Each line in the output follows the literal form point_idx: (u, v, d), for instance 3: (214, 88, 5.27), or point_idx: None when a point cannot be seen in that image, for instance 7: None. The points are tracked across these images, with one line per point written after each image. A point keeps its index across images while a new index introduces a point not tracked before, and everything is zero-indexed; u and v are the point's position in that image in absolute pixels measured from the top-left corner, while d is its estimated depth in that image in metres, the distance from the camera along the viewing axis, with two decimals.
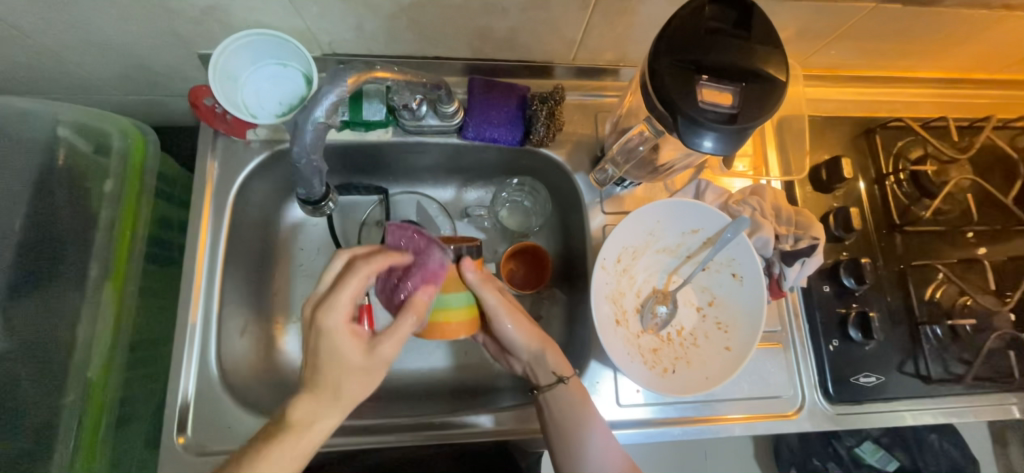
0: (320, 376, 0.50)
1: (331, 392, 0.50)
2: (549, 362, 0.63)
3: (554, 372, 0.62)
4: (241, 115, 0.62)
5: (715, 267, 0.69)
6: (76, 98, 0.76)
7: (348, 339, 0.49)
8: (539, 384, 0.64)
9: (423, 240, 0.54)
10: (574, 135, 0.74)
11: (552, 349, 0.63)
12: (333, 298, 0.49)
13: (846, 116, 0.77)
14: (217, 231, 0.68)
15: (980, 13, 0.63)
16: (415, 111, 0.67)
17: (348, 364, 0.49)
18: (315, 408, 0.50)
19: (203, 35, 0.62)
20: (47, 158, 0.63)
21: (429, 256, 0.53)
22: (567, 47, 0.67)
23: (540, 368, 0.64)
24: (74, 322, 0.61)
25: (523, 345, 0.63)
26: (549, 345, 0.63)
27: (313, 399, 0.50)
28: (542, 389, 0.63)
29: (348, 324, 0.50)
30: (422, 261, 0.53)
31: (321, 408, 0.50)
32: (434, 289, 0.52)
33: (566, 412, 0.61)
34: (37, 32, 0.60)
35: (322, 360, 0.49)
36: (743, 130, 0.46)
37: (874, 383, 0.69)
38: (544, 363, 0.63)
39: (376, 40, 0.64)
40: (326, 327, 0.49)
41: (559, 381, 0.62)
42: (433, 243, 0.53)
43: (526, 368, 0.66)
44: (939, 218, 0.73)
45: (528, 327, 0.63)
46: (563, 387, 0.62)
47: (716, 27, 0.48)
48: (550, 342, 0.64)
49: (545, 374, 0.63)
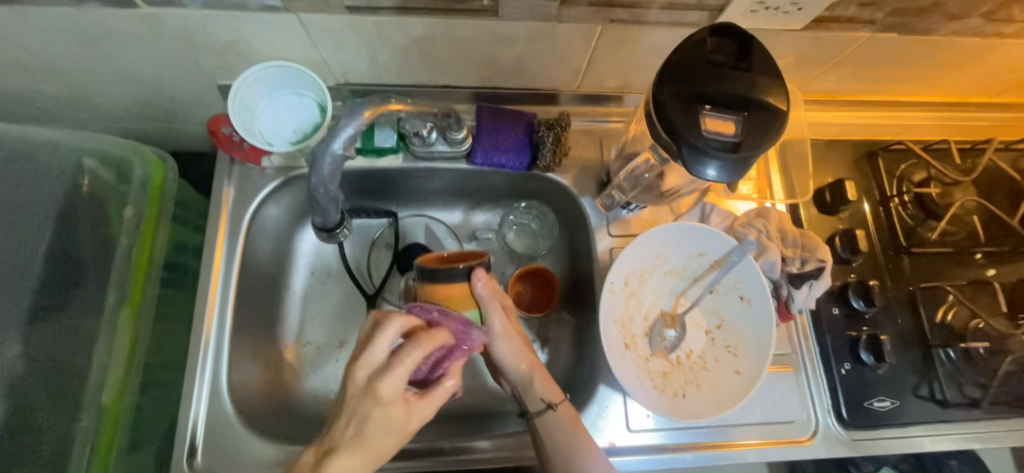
0: (361, 435, 0.51)
1: (374, 449, 0.52)
2: (538, 389, 0.63)
3: (542, 400, 0.63)
4: (258, 143, 0.64)
5: (723, 289, 0.69)
6: (99, 127, 0.79)
7: (395, 404, 0.52)
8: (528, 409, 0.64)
9: (460, 323, 0.56)
10: (580, 159, 0.75)
11: (541, 376, 0.64)
12: (367, 354, 0.52)
13: (848, 139, 0.79)
14: (231, 255, 0.69)
15: (974, 41, 0.64)
16: (425, 138, 0.69)
17: (392, 426, 0.52)
18: (353, 467, 0.51)
19: (224, 68, 0.65)
20: (71, 185, 0.66)
21: (472, 336, 0.57)
22: (573, 76, 0.70)
23: (528, 393, 0.64)
24: (91, 346, 0.62)
25: (513, 367, 0.64)
26: (539, 371, 0.64)
27: (353, 457, 0.51)
28: (531, 415, 0.63)
29: (401, 393, 0.53)
30: (466, 341, 0.56)
31: (363, 464, 0.51)
32: (459, 365, 0.57)
33: (559, 433, 0.61)
34: (68, 66, 0.63)
35: (371, 421, 0.51)
36: (744, 160, 0.47)
37: (889, 408, 0.67)
38: (532, 389, 0.63)
39: (388, 70, 0.67)
40: (381, 394, 0.51)
41: (547, 408, 0.62)
42: (473, 328, 0.57)
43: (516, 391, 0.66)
44: (947, 239, 0.73)
45: (521, 350, 0.64)
46: (551, 412, 0.62)
47: (717, 59, 0.50)
48: (539, 368, 0.64)
49: (533, 401, 0.63)
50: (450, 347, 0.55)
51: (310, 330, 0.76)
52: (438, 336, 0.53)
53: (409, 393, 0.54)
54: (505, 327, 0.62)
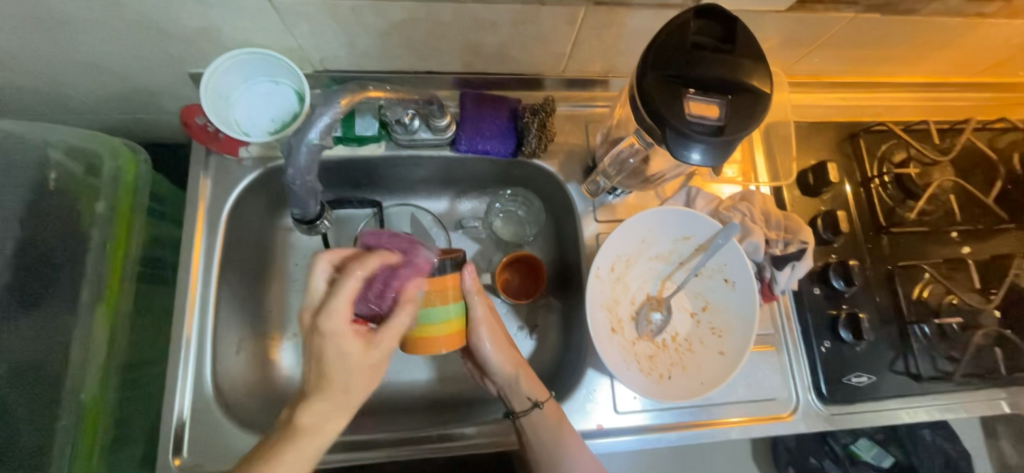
0: (325, 379, 0.52)
1: (352, 386, 0.53)
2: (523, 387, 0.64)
3: (529, 399, 0.63)
4: (235, 134, 0.62)
5: (708, 273, 0.70)
6: (64, 118, 0.76)
7: (345, 338, 0.51)
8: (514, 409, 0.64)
9: (405, 242, 0.57)
10: (566, 145, 0.75)
11: (527, 375, 0.65)
12: (329, 304, 0.51)
13: (830, 121, 0.79)
14: (211, 250, 0.67)
15: (955, 21, 0.65)
16: (407, 125, 0.68)
17: (352, 359, 0.52)
18: (324, 410, 0.51)
19: (195, 56, 0.62)
20: (37, 180, 0.63)
21: (417, 255, 0.54)
22: (557, 60, 0.68)
23: (515, 393, 0.65)
24: (67, 347, 0.60)
25: (499, 368, 0.65)
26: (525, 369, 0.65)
27: (322, 398, 0.52)
28: (517, 415, 0.64)
29: (349, 325, 0.52)
30: (411, 258, 0.54)
31: (323, 409, 0.51)
32: (421, 283, 0.52)
33: (543, 430, 0.62)
34: (26, 54, 0.60)
35: (329, 360, 0.51)
36: (729, 142, 0.47)
37: (865, 383, 0.70)
38: (520, 389, 0.64)
39: (367, 56, 0.65)
40: (326, 331, 0.51)
41: (534, 407, 0.63)
42: (419, 246, 0.55)
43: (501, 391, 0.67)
44: (924, 219, 0.75)
45: (506, 350, 0.65)
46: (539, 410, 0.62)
47: (701, 42, 0.49)
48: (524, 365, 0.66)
49: (520, 401, 0.64)
50: (396, 265, 0.53)
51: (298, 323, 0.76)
52: (410, 295, 0.52)
53: (360, 328, 0.53)
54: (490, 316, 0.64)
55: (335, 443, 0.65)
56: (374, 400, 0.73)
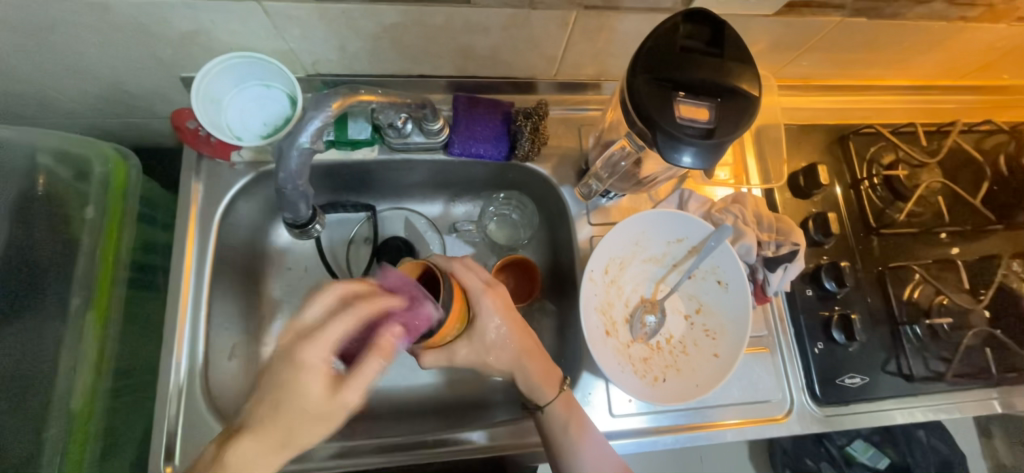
0: (271, 420, 0.46)
1: (294, 438, 0.47)
2: (530, 384, 0.60)
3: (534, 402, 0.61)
4: (226, 138, 0.62)
5: (701, 275, 0.70)
6: (55, 123, 0.75)
7: (306, 382, 0.46)
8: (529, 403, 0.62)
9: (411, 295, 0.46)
10: (559, 148, 0.75)
11: (539, 369, 0.60)
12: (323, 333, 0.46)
13: (820, 124, 0.80)
14: (203, 256, 0.67)
15: (940, 25, 0.66)
16: (399, 129, 0.67)
17: (309, 406, 0.46)
18: (255, 454, 0.46)
19: (185, 60, 0.62)
20: (26, 185, 0.62)
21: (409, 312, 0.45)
22: (549, 64, 0.69)
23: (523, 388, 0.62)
24: (56, 354, 0.59)
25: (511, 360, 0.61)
26: (537, 365, 0.61)
27: (262, 435, 0.46)
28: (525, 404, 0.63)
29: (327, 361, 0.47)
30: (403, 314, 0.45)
31: (250, 455, 0.46)
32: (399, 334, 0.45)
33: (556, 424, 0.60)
34: (14, 59, 0.59)
35: (284, 404, 0.46)
36: (720, 144, 0.47)
37: (859, 384, 0.70)
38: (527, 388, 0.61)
39: (359, 60, 0.65)
40: (302, 362, 0.46)
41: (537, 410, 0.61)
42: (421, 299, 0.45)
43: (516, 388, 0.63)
44: (913, 220, 0.76)
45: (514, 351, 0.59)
46: (557, 400, 0.61)
47: (691, 45, 0.50)
48: (534, 360, 0.61)
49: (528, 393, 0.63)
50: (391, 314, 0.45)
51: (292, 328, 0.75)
52: (387, 347, 0.46)
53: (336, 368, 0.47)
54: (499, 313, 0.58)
55: (328, 450, 0.64)
56: (369, 406, 0.73)
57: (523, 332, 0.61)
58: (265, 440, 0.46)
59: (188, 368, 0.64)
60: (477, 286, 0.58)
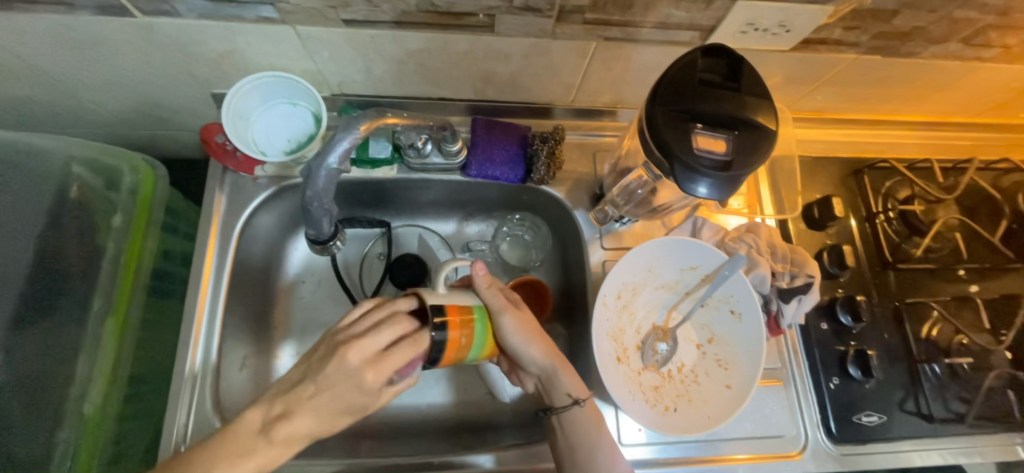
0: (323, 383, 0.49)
1: (334, 409, 0.49)
2: (566, 384, 0.60)
3: (569, 396, 0.60)
4: (252, 152, 0.64)
5: (714, 303, 0.70)
6: (88, 133, 0.78)
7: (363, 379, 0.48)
8: (555, 405, 0.61)
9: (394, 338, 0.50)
10: (574, 173, 0.76)
11: (568, 370, 0.61)
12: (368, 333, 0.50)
13: (835, 156, 0.80)
14: (221, 267, 0.68)
15: (955, 64, 0.67)
16: (420, 149, 0.70)
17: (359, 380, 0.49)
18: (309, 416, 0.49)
19: (218, 77, 0.65)
20: (57, 191, 0.65)
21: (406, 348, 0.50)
22: (567, 91, 0.71)
23: (552, 388, 0.61)
24: (74, 357, 0.60)
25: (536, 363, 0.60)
26: (567, 366, 0.61)
27: (314, 407, 0.49)
28: (556, 410, 0.61)
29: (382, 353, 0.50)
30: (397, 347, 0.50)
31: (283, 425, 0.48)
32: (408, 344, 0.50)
33: (576, 433, 0.59)
34: (58, 72, 0.62)
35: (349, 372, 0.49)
36: (737, 176, 0.48)
37: (876, 422, 0.68)
38: (558, 385, 0.60)
39: (383, 82, 0.67)
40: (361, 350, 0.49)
41: (574, 404, 0.60)
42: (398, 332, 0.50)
43: (538, 383, 0.64)
44: (931, 256, 0.75)
45: (541, 344, 0.59)
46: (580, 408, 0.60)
47: (709, 78, 0.51)
48: (563, 362, 0.61)
49: (559, 397, 0.61)
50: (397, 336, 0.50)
51: (302, 342, 0.76)
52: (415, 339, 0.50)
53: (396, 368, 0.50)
54: (518, 328, 0.57)
55: (332, 467, 0.63)
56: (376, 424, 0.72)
57: (535, 332, 0.59)
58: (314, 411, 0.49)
59: (203, 378, 0.64)
60: (501, 304, 0.56)
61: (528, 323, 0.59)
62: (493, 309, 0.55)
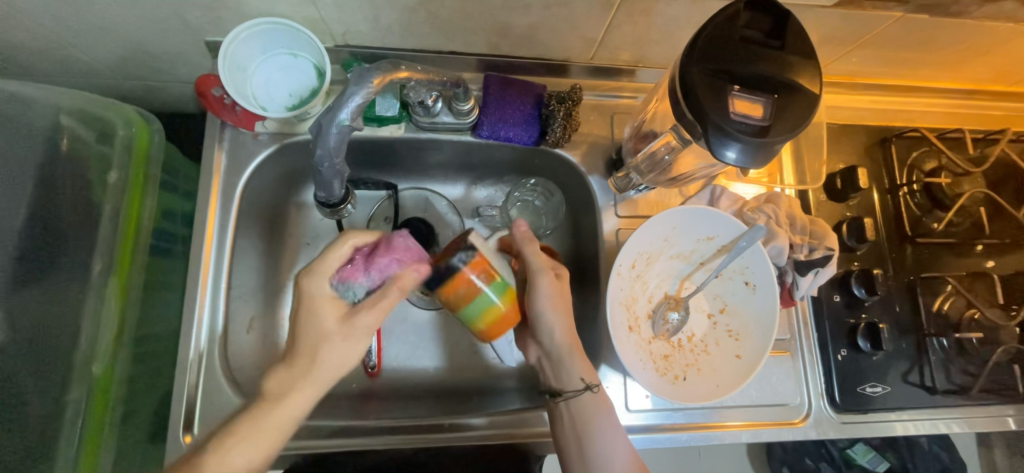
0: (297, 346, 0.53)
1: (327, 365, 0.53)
2: (577, 369, 0.60)
3: (582, 380, 0.60)
4: (252, 107, 0.60)
5: (729, 274, 0.69)
6: (74, 82, 0.74)
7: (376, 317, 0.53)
8: (563, 389, 0.61)
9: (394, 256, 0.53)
10: (589, 136, 0.73)
11: (580, 354, 0.62)
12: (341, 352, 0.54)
13: (862, 124, 0.77)
14: (224, 224, 0.66)
15: (1006, 26, 0.62)
16: (429, 108, 0.65)
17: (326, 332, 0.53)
18: (292, 378, 0.52)
19: (212, 23, 0.60)
20: (49, 145, 0.62)
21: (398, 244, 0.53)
22: (587, 46, 0.66)
23: (565, 373, 0.61)
24: (78, 317, 0.59)
25: (556, 337, 0.61)
26: (581, 355, 0.62)
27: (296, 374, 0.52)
28: (565, 395, 0.60)
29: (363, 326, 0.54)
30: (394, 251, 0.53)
31: (287, 386, 0.52)
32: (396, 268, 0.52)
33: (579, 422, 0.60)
34: (36, 14, 0.57)
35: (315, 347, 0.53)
36: (771, 144, 0.45)
37: (880, 393, 0.69)
38: (571, 369, 0.61)
39: (391, 33, 0.62)
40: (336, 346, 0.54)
41: (587, 388, 0.60)
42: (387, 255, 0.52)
43: (549, 371, 0.63)
44: (950, 230, 0.73)
45: (563, 309, 0.62)
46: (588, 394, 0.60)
47: (750, 36, 0.47)
48: (580, 349, 0.62)
49: (571, 381, 0.61)
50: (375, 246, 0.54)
51: (308, 303, 0.75)
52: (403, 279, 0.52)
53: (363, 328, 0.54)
54: (551, 302, 0.61)
55: (341, 427, 0.64)
56: (380, 384, 0.73)
57: (566, 308, 0.62)
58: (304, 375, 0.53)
59: (212, 324, 0.64)
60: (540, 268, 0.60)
61: (558, 300, 0.61)
62: (531, 266, 0.60)
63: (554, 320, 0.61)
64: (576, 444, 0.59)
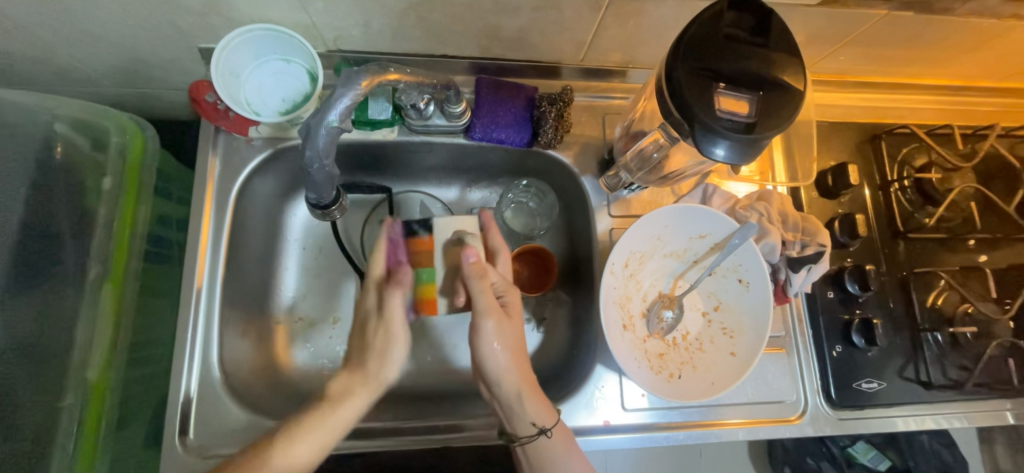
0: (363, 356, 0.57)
1: (378, 372, 0.57)
2: (530, 413, 0.58)
3: (535, 425, 0.58)
4: (246, 113, 0.61)
5: (722, 272, 0.69)
6: (69, 90, 0.74)
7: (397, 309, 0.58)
8: (517, 433, 0.59)
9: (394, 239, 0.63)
10: (582, 137, 0.73)
11: (534, 400, 0.59)
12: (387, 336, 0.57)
13: (853, 122, 0.78)
14: (219, 229, 0.66)
15: (991, 23, 0.63)
16: (421, 110, 0.65)
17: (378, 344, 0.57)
18: (351, 384, 0.56)
19: (204, 30, 0.60)
20: (43, 153, 0.62)
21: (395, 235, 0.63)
22: (577, 48, 0.67)
23: (519, 418, 0.59)
24: (73, 323, 0.59)
25: (504, 379, 0.59)
26: (534, 399, 0.59)
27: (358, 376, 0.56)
28: (520, 439, 0.59)
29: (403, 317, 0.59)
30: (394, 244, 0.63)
31: (348, 390, 0.56)
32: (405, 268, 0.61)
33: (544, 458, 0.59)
34: (30, 23, 0.58)
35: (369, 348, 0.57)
36: (758, 140, 0.46)
37: (876, 389, 0.69)
38: (524, 414, 0.58)
39: (382, 37, 0.63)
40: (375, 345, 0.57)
41: (541, 434, 0.58)
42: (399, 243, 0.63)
43: (503, 413, 0.61)
44: (942, 225, 0.74)
45: (511, 345, 0.59)
46: (545, 438, 0.59)
47: (735, 34, 0.47)
48: (532, 392, 0.59)
49: (524, 426, 0.59)
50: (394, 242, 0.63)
51: (305, 307, 0.75)
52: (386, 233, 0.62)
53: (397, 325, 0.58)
54: (498, 337, 0.59)
55: None
56: None
57: (518, 350, 0.60)
58: (360, 384, 0.56)
59: (208, 331, 0.64)
60: (486, 305, 0.58)
61: (506, 340, 0.59)
62: (477, 305, 0.58)
63: (502, 364, 0.59)
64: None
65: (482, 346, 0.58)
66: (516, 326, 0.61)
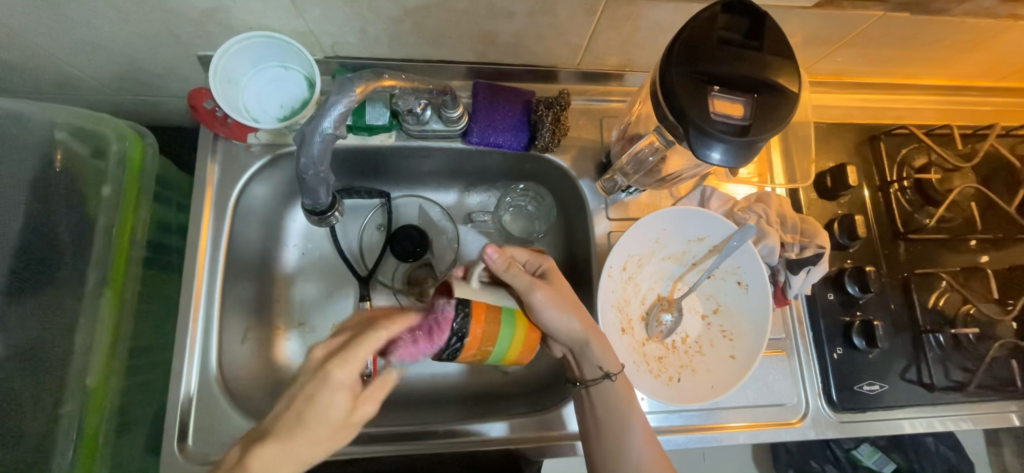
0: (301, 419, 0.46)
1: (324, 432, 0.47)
2: (596, 357, 0.59)
3: (600, 369, 0.59)
4: (244, 120, 0.61)
5: (720, 274, 0.69)
6: (71, 99, 0.75)
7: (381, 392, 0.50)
8: (583, 377, 0.61)
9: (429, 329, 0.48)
10: (579, 140, 0.73)
11: (600, 341, 0.59)
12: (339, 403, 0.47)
13: (850, 122, 0.77)
14: (218, 235, 0.66)
15: (988, 22, 0.63)
16: (419, 116, 0.66)
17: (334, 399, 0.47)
18: (288, 449, 0.46)
19: (202, 38, 0.61)
20: (44, 161, 0.63)
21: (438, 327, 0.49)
22: (574, 52, 0.67)
23: (586, 361, 0.60)
24: (72, 330, 0.60)
25: (570, 332, 0.58)
26: (598, 340, 0.59)
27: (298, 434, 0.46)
28: (588, 384, 0.60)
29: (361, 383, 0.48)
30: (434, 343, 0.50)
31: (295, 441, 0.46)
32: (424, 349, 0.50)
33: (606, 403, 0.60)
34: (31, 33, 0.58)
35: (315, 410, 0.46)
36: (754, 142, 0.45)
37: (878, 391, 0.69)
38: (591, 357, 0.60)
39: (379, 43, 0.63)
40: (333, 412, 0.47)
41: (605, 377, 0.59)
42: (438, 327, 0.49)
43: (570, 357, 0.62)
44: (943, 226, 0.74)
45: (567, 307, 0.58)
46: (613, 382, 0.60)
47: (728, 37, 0.47)
48: (597, 334, 0.59)
49: (590, 369, 0.60)
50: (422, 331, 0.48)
51: (305, 313, 0.76)
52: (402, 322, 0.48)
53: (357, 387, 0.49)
54: (551, 302, 0.57)
55: None
56: None
57: (573, 304, 0.59)
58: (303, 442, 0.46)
59: (206, 338, 0.64)
60: (527, 282, 0.55)
61: (560, 297, 0.58)
62: (517, 288, 0.55)
63: (567, 320, 0.58)
64: (596, 432, 0.60)
65: (542, 316, 0.56)
66: (561, 286, 0.60)
